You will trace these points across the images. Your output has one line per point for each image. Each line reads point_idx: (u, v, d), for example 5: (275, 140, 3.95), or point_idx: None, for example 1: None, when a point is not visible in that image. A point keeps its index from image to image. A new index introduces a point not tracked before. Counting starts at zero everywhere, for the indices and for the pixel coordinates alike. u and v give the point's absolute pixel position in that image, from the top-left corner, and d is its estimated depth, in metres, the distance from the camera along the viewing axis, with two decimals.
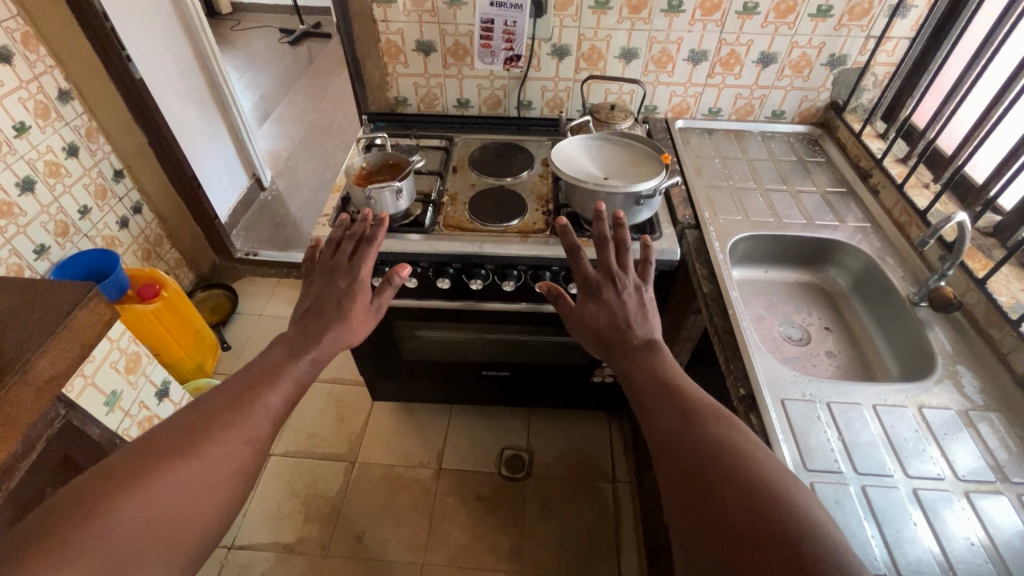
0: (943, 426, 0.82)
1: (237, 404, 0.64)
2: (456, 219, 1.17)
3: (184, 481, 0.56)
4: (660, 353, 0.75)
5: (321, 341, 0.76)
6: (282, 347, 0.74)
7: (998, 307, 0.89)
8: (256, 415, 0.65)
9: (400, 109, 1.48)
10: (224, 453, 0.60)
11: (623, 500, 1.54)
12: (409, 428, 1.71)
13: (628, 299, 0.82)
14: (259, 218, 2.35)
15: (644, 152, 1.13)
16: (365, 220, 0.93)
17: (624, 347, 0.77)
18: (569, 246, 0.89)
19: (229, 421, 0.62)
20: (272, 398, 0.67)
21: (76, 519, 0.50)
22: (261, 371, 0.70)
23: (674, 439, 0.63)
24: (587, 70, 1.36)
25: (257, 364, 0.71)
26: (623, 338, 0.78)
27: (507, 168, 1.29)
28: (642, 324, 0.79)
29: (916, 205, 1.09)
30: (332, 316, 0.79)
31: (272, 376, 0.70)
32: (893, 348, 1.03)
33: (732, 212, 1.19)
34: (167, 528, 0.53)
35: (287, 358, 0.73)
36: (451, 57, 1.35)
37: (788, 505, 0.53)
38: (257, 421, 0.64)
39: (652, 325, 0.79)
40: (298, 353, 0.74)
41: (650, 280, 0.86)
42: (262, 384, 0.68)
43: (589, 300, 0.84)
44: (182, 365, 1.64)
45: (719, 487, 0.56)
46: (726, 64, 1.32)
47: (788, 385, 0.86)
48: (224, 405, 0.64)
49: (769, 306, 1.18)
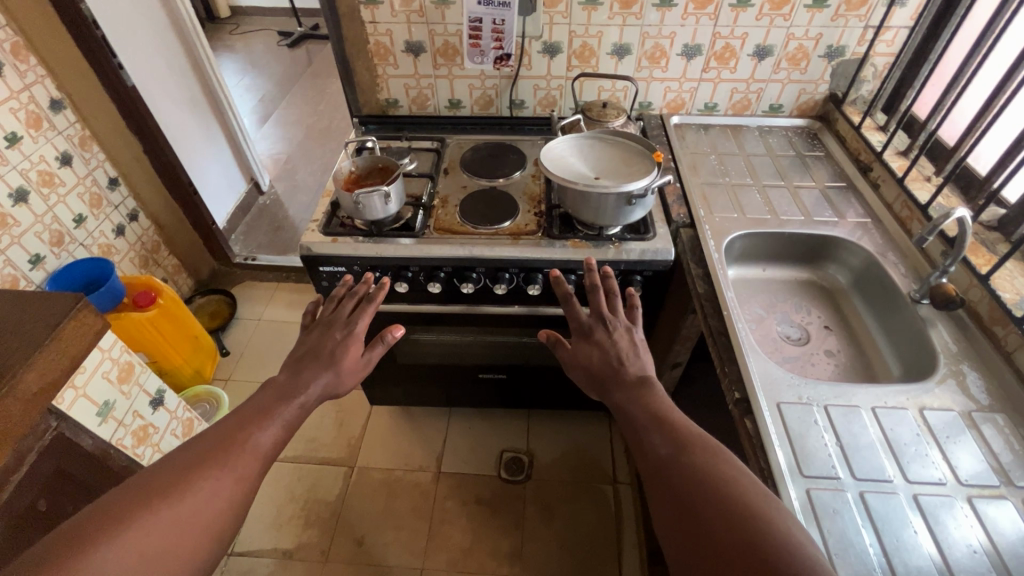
0: (945, 429, 0.79)
1: (228, 439, 0.64)
2: (447, 222, 1.15)
3: (172, 517, 0.55)
4: (654, 389, 0.74)
5: (309, 377, 0.76)
6: (271, 392, 0.73)
7: (1002, 304, 0.86)
8: (248, 450, 0.64)
9: (391, 111, 1.46)
10: (216, 488, 0.59)
11: (625, 502, 1.52)
12: (408, 432, 1.70)
13: (621, 341, 0.83)
14: (258, 223, 2.35)
15: (636, 151, 1.10)
16: (367, 281, 0.96)
17: (616, 383, 0.77)
18: (563, 292, 0.92)
19: (220, 457, 0.62)
20: (264, 432, 0.67)
21: (62, 560, 0.49)
22: (252, 405, 0.70)
23: (662, 466, 0.63)
24: (579, 67, 1.34)
25: (247, 406, 0.70)
26: (617, 376, 0.78)
27: (499, 169, 1.27)
28: (633, 360, 0.80)
29: (917, 199, 1.06)
30: (325, 360, 0.79)
31: (264, 411, 0.69)
32: (894, 349, 1.00)
33: (728, 210, 1.16)
34: (153, 566, 0.52)
35: (279, 391, 0.73)
36: (441, 58, 1.33)
37: (776, 541, 0.52)
38: (248, 456, 0.63)
39: (643, 364, 0.80)
40: (291, 388, 0.74)
41: (639, 323, 0.87)
42: (253, 419, 0.68)
43: (581, 343, 0.85)
44: (182, 373, 1.64)
45: (709, 514, 0.56)
46: (721, 58, 1.30)
47: (785, 388, 0.84)
48: (216, 441, 0.63)
49: (767, 305, 1.16)
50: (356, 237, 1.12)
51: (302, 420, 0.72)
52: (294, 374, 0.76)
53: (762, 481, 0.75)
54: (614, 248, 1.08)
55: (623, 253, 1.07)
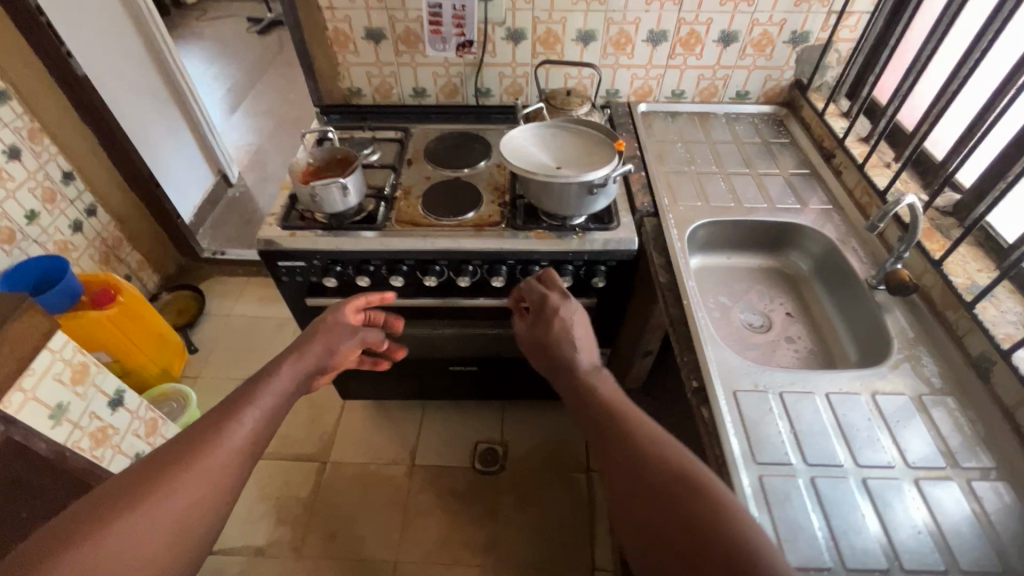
0: (896, 413, 0.80)
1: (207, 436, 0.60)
2: (409, 214, 1.13)
3: (134, 532, 0.49)
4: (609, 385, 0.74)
5: (282, 368, 0.72)
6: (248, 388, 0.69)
7: (954, 288, 0.87)
8: (219, 450, 0.58)
9: (354, 100, 1.42)
10: (181, 496, 0.53)
11: (598, 490, 1.53)
12: (382, 425, 1.69)
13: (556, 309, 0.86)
14: (226, 219, 2.28)
15: (598, 139, 1.08)
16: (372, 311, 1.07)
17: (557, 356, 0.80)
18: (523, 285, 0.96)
19: (187, 463, 0.56)
20: (235, 430, 0.61)
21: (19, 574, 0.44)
22: (224, 400, 0.64)
23: (657, 456, 0.60)
24: (544, 54, 1.32)
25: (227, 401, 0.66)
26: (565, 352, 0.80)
27: (464, 159, 1.25)
28: (563, 324, 0.83)
29: (877, 185, 1.07)
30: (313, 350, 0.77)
31: (236, 406, 0.64)
32: (856, 339, 1.00)
33: (692, 198, 1.16)
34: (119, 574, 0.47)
35: (253, 385, 0.68)
36: (403, 45, 1.30)
37: (741, 542, 0.51)
38: (220, 459, 0.58)
39: (578, 334, 0.82)
40: (270, 380, 0.69)
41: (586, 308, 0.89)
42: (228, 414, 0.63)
43: (539, 328, 0.86)
44: (145, 371, 1.60)
45: (704, 512, 0.53)
46: (686, 44, 1.29)
47: (741, 376, 0.84)
48: (195, 438, 0.59)
49: (730, 292, 1.14)
50: (315, 231, 1.09)
51: (279, 415, 0.67)
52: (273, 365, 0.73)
53: (716, 469, 0.75)
54: (577, 238, 1.07)
55: (586, 244, 1.06)
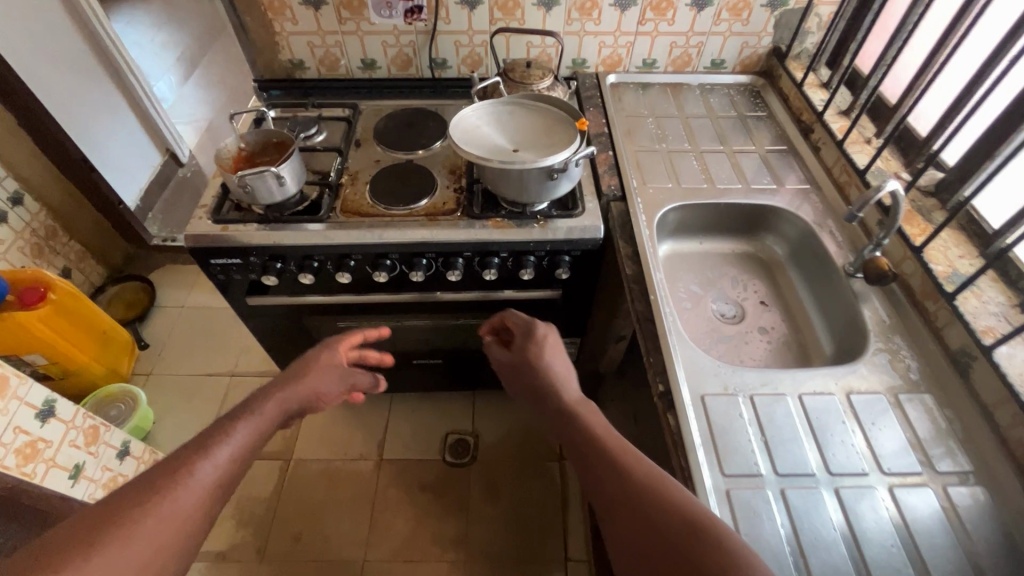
0: (871, 414, 0.76)
1: (174, 474, 0.56)
2: (356, 202, 1.03)
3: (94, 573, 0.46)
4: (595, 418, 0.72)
5: (263, 407, 0.69)
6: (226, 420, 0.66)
7: (934, 278, 0.82)
8: (188, 491, 0.55)
9: (297, 74, 1.30)
10: (146, 543, 0.50)
11: (571, 479, 1.50)
12: (348, 418, 1.62)
13: (529, 331, 0.89)
14: (176, 206, 2.06)
15: (560, 117, 0.99)
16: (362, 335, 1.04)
17: (532, 379, 0.83)
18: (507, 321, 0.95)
19: (157, 502, 0.53)
20: (206, 470, 0.58)
21: None
22: (197, 437, 0.61)
23: (650, 487, 0.59)
24: (503, 21, 1.20)
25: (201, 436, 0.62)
26: (540, 377, 0.82)
27: (416, 139, 1.14)
28: (534, 346, 0.86)
29: (856, 163, 1.01)
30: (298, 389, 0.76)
31: (212, 444, 0.61)
32: (832, 333, 0.94)
33: (662, 179, 1.08)
34: None
35: (229, 421, 0.66)
36: (346, 10, 1.17)
37: None
38: (191, 499, 0.55)
39: (549, 355, 0.84)
40: (247, 419, 0.67)
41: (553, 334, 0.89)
42: (201, 450, 0.60)
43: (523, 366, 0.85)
44: (90, 372, 1.50)
45: (704, 552, 0.51)
46: (657, 9, 1.18)
47: (709, 379, 0.78)
48: (163, 476, 0.56)
49: (703, 280, 1.08)
50: (250, 225, 0.98)
51: (253, 455, 0.64)
52: (252, 400, 0.71)
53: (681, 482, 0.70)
54: (539, 226, 0.98)
55: (548, 233, 0.98)
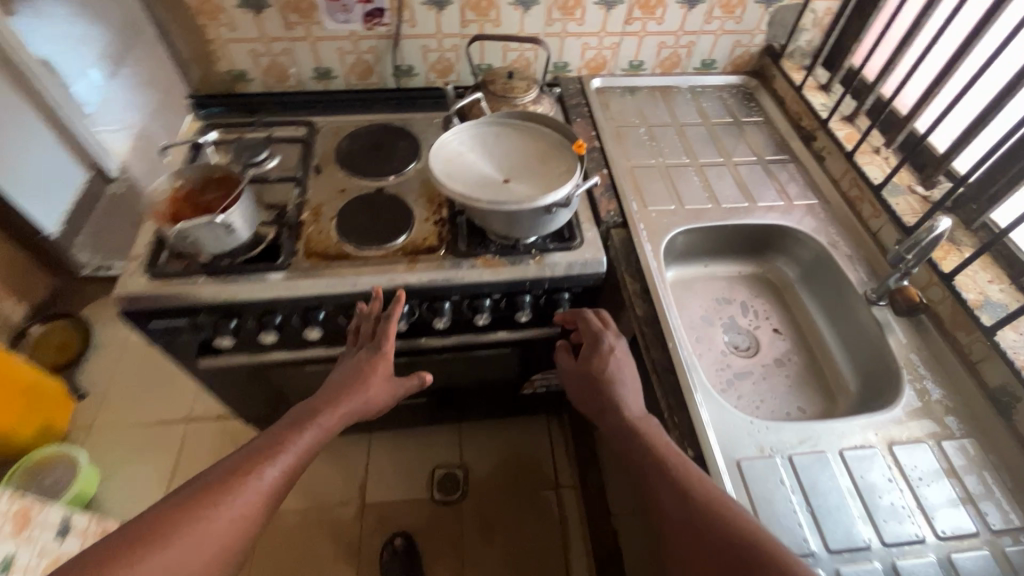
0: (918, 469, 0.69)
1: (238, 477, 0.59)
2: (322, 243, 0.89)
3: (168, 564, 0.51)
4: (648, 423, 0.70)
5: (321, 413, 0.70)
6: (287, 423, 0.69)
7: (968, 308, 0.76)
8: (249, 491, 0.59)
9: (239, 87, 1.12)
10: (213, 542, 0.54)
11: (568, 508, 1.43)
12: (324, 461, 1.49)
13: (593, 345, 0.80)
14: (109, 234, 1.70)
15: (553, 139, 0.87)
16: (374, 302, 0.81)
17: (594, 397, 0.77)
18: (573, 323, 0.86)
19: (225, 500, 0.57)
20: (268, 475, 0.61)
21: None
22: (259, 442, 0.65)
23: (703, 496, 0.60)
24: (477, 23, 1.07)
25: (266, 438, 0.66)
26: (604, 394, 0.76)
27: (386, 163, 1.00)
28: (597, 361, 0.78)
29: (868, 177, 0.94)
30: (354, 399, 0.74)
31: (272, 450, 0.64)
32: (856, 366, 0.87)
33: (663, 200, 0.98)
34: None
35: (288, 430, 0.68)
36: (293, 13, 1.01)
37: None
38: (254, 502, 0.59)
39: (617, 377, 0.76)
40: (305, 427, 0.68)
41: (621, 351, 0.79)
42: (264, 455, 0.63)
43: (586, 381, 0.79)
44: (19, 435, 1.31)
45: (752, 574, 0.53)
46: (645, 7, 1.08)
47: (742, 439, 0.70)
48: (228, 476, 0.59)
49: (712, 308, 0.99)
50: (196, 279, 0.83)
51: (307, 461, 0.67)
52: (312, 405, 0.72)
53: None
54: (535, 262, 0.87)
55: (546, 269, 0.87)
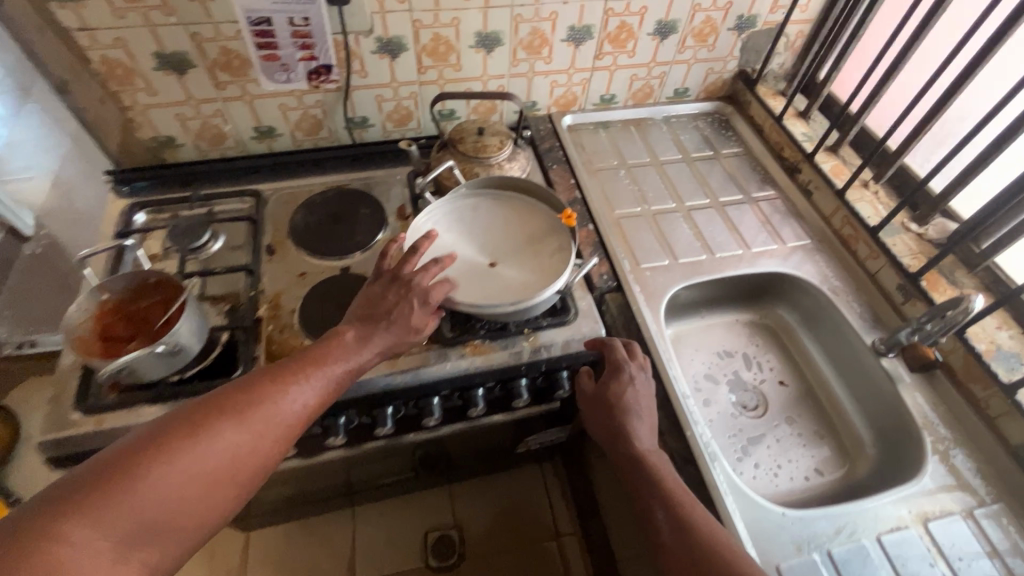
0: (957, 547, 0.66)
1: (271, 392, 0.54)
2: (284, 343, 0.78)
3: (197, 465, 0.47)
4: (659, 462, 0.66)
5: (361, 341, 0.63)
6: (325, 344, 0.61)
7: (984, 363, 0.73)
8: (282, 406, 0.54)
9: (167, 153, 0.98)
10: (245, 448, 0.51)
11: (572, 558, 1.37)
12: (305, 541, 1.36)
13: (614, 372, 0.74)
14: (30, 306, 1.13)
15: (529, 206, 0.83)
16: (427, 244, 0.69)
17: (607, 423, 0.72)
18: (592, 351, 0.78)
19: (259, 410, 0.53)
20: (302, 395, 0.56)
21: (86, 496, 0.42)
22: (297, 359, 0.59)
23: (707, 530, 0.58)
24: (435, 69, 0.96)
25: (302, 357, 0.59)
26: (615, 420, 0.71)
27: (350, 237, 0.89)
28: (615, 388, 0.72)
29: (862, 216, 0.90)
30: (391, 334, 0.64)
31: (308, 368, 0.58)
32: (870, 422, 0.85)
33: (655, 255, 0.92)
34: (172, 518, 0.46)
35: (325, 351, 0.60)
36: (224, 72, 0.88)
37: None
38: (285, 419, 0.54)
39: (634, 411, 0.70)
40: (343, 355, 0.61)
41: (642, 386, 0.73)
42: (298, 373, 0.57)
43: (604, 401, 0.73)
44: None
45: None
46: (616, 41, 1.00)
47: (778, 538, 0.65)
48: (263, 390, 0.54)
49: (715, 363, 0.94)
50: (140, 407, 0.70)
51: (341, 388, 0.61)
52: (350, 331, 0.63)
53: None
54: (528, 342, 0.79)
55: (542, 351, 0.79)
